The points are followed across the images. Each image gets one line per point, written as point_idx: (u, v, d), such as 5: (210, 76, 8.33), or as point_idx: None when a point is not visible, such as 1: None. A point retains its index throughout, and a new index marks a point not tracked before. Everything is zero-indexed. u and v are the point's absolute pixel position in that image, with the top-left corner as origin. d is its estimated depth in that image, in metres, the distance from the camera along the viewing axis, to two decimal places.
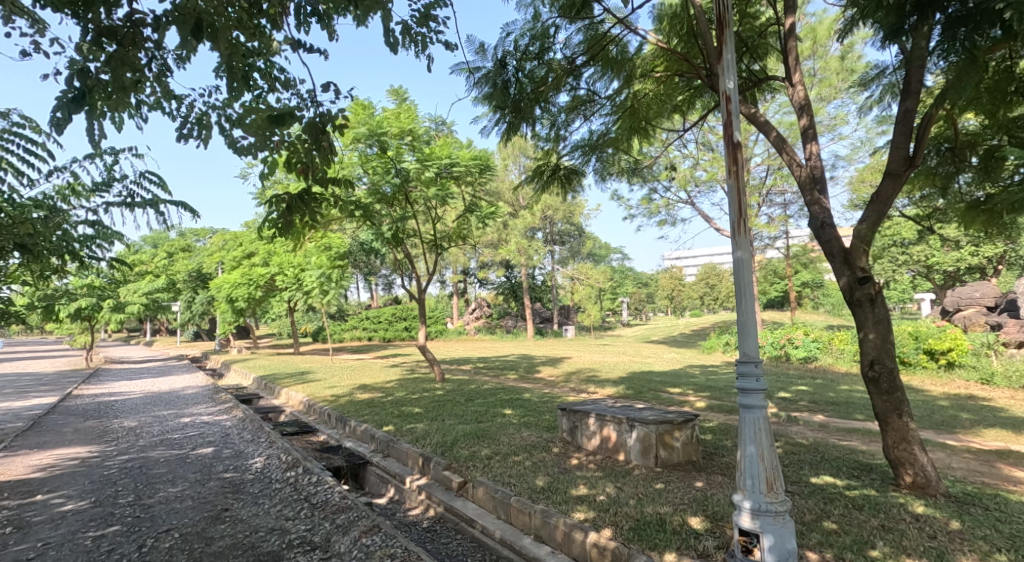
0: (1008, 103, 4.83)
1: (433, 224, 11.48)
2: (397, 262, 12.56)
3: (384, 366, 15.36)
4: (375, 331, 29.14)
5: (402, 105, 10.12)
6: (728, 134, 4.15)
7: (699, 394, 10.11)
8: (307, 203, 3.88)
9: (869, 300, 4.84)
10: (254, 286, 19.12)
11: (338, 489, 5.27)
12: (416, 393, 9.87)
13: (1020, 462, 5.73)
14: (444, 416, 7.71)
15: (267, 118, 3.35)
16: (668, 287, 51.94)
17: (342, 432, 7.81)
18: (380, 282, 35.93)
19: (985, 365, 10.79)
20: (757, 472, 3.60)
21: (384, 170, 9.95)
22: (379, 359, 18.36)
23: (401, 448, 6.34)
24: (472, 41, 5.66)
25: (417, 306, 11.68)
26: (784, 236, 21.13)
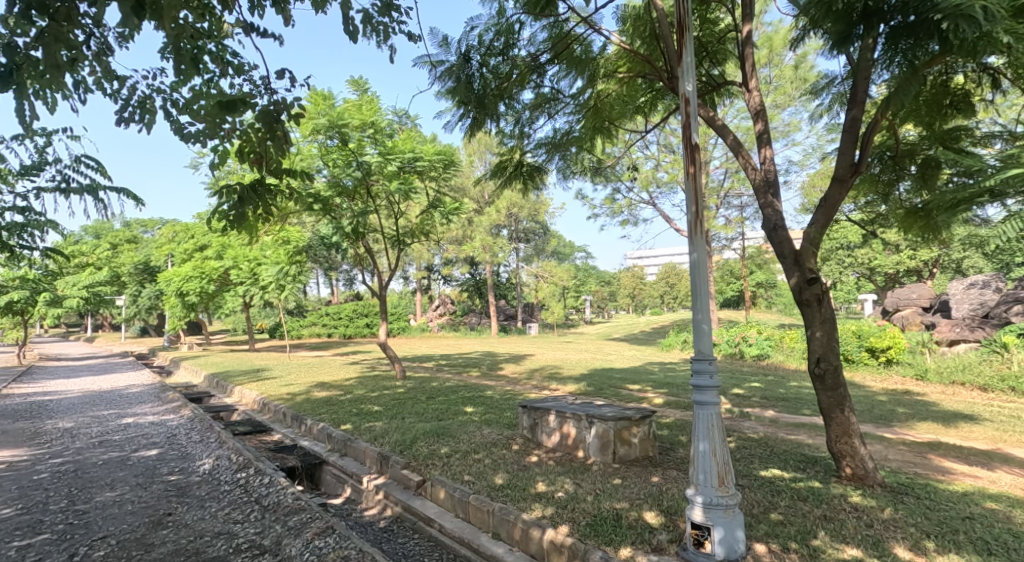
0: (944, 115, 5.13)
1: (395, 220, 11.36)
2: (358, 257, 12.39)
3: (343, 364, 15.14)
4: (334, 328, 28.59)
5: (364, 96, 9.96)
6: (687, 135, 4.28)
7: (657, 391, 10.33)
8: (260, 194, 3.79)
9: (817, 300, 5.03)
10: (207, 280, 18.59)
11: (290, 491, 5.18)
12: (375, 391, 9.77)
13: (950, 453, 6.07)
14: (404, 414, 7.67)
15: (217, 104, 3.24)
16: (630, 287, 52.65)
17: (298, 431, 7.69)
18: (341, 279, 35.38)
19: (921, 362, 11.37)
20: (709, 467, 3.73)
21: (345, 163, 9.81)
22: (337, 356, 18.03)
23: (358, 447, 6.28)
24: (435, 34, 5.64)
25: (377, 302, 11.41)
26: (740, 237, 21.76)
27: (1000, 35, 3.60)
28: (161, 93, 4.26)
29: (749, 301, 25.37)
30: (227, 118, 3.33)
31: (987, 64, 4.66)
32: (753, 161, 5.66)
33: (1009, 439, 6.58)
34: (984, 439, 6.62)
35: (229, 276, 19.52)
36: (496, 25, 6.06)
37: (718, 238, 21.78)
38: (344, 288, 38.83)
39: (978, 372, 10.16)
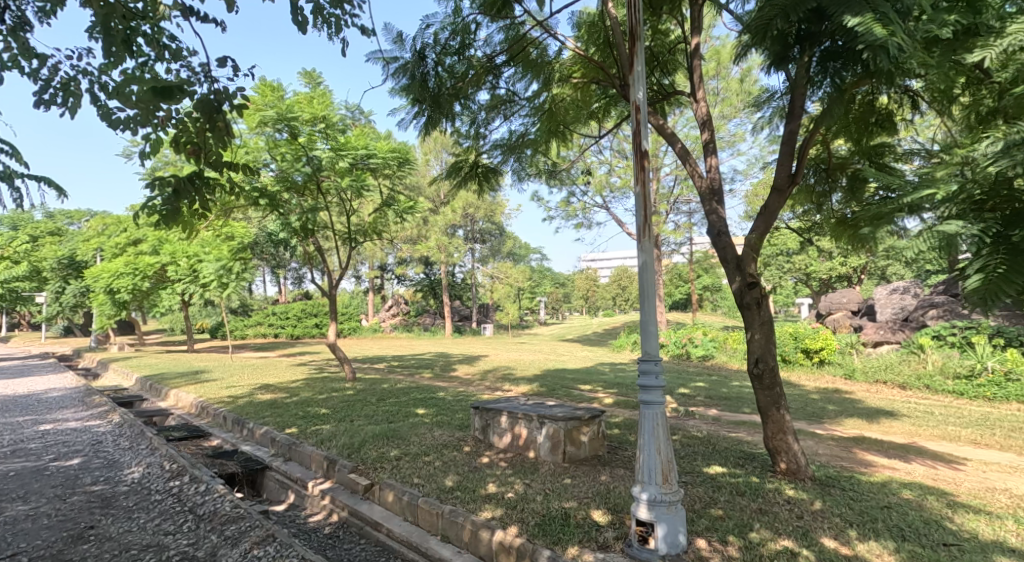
0: (870, 132, 5.53)
1: (346, 217, 11.20)
2: (308, 255, 12.16)
3: (289, 366, 14.82)
4: (282, 328, 27.92)
5: (316, 89, 9.81)
6: (638, 142, 4.47)
7: (607, 391, 10.60)
8: (197, 186, 3.73)
9: (756, 303, 5.32)
10: (141, 277, 17.81)
11: (228, 499, 5.10)
12: (323, 394, 9.65)
13: (872, 447, 6.52)
14: (353, 417, 7.62)
15: (151, 90, 3.17)
16: (584, 288, 53.30)
17: (239, 435, 7.54)
18: (289, 277, 34.47)
19: (849, 363, 12.06)
20: (654, 464, 3.91)
21: (294, 158, 9.61)
22: (284, 358, 17.65)
23: (304, 451, 6.23)
24: (389, 30, 5.64)
25: (328, 301, 11.23)
26: (688, 242, 22.47)
27: (913, 65, 3.93)
28: (88, 75, 4.21)
29: (696, 303, 26.20)
30: (162, 105, 3.27)
31: (908, 88, 5.05)
32: (699, 169, 5.93)
33: (924, 433, 7.12)
34: (901, 433, 7.15)
35: (166, 273, 18.77)
36: (452, 24, 6.14)
37: (668, 242, 22.39)
38: (292, 287, 37.89)
39: (899, 371, 10.90)
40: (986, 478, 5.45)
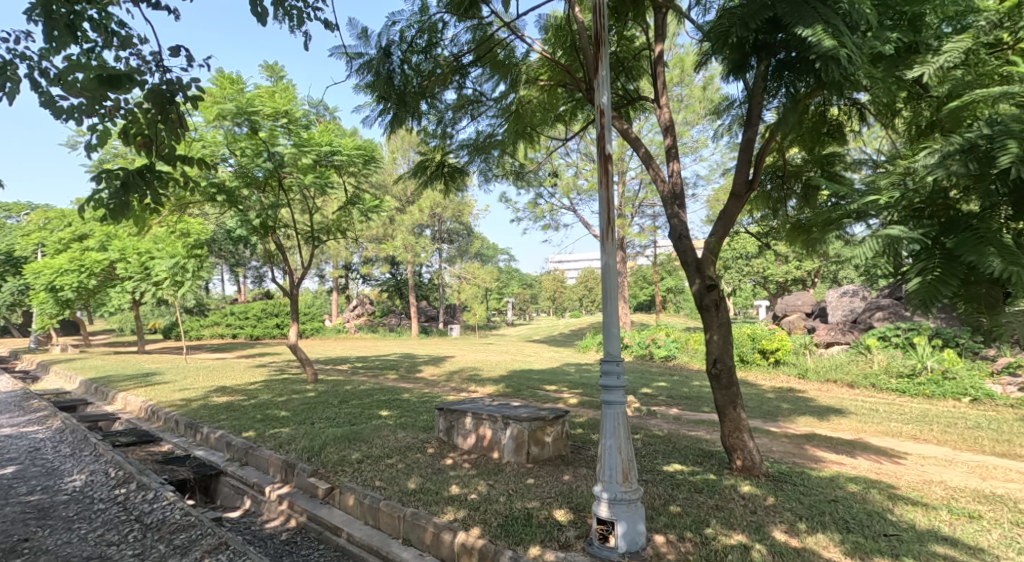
0: (822, 142, 5.77)
1: (309, 215, 11.01)
2: (268, 253, 11.92)
3: (247, 367, 14.49)
4: (241, 328, 27.30)
5: (278, 83, 9.66)
6: (601, 145, 4.56)
7: (572, 391, 10.73)
8: (147, 180, 3.63)
9: (715, 305, 5.49)
10: (87, 274, 17.10)
11: (177, 506, 5.00)
12: (283, 396, 9.48)
13: (822, 443, 6.79)
14: (313, 419, 7.53)
15: (98, 80, 3.12)
16: (551, 289, 53.51)
17: (192, 439, 7.37)
18: (250, 275, 33.66)
19: (802, 363, 12.49)
20: (614, 463, 4.00)
21: (255, 154, 9.38)
22: (242, 359, 17.28)
23: (261, 455, 6.12)
24: (354, 26, 5.59)
25: (289, 301, 11.01)
26: (652, 245, 22.88)
27: (860, 77, 4.10)
28: (28, 61, 4.04)
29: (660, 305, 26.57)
30: (110, 94, 3.22)
31: (857, 100, 5.29)
32: (662, 174, 6.07)
33: (870, 430, 7.44)
34: (850, 430, 7.44)
35: (115, 270, 18.09)
36: (419, 22, 6.14)
37: (633, 245, 22.70)
38: (252, 285, 36.99)
39: (848, 370, 11.33)
40: (925, 471, 5.75)
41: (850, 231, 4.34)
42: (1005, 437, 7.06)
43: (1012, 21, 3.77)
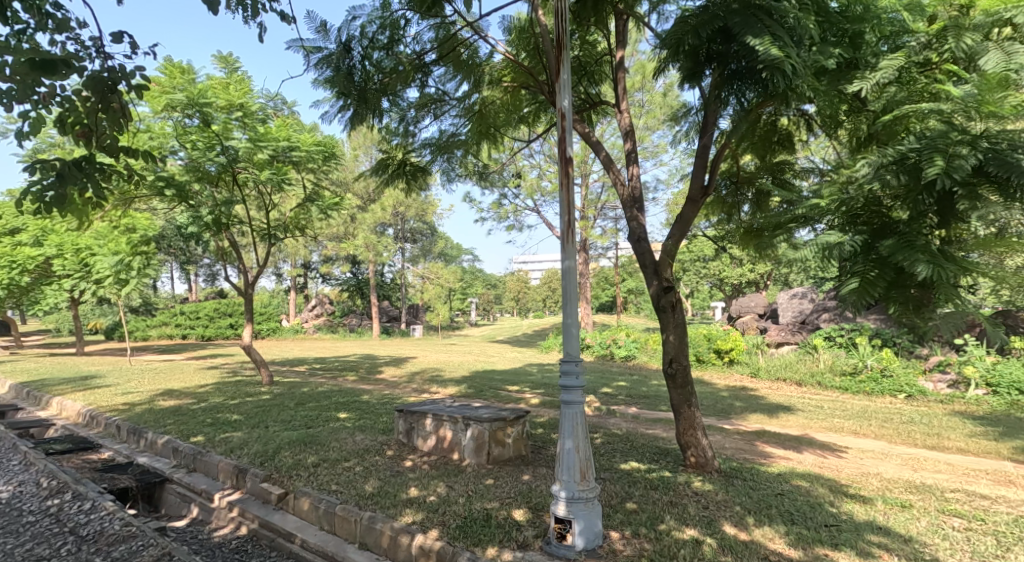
0: (773, 150, 5.99)
1: (265, 212, 10.76)
2: (222, 251, 11.59)
3: (198, 369, 14.05)
4: (192, 328, 26.49)
5: (232, 75, 9.44)
6: (562, 148, 4.64)
7: (534, 392, 10.82)
8: (86, 171, 3.51)
9: (671, 306, 5.64)
10: (20, 271, 16.20)
11: (117, 517, 4.86)
12: (236, 399, 9.26)
13: (772, 439, 7.06)
14: (267, 423, 7.39)
15: (31, 65, 3.00)
16: (515, 290, 53.44)
17: (135, 446, 7.12)
18: (202, 273, 32.59)
19: (754, 362, 12.91)
20: (573, 463, 4.08)
21: (207, 147, 9.12)
22: (192, 361, 16.73)
23: (210, 461, 5.96)
24: (313, 19, 5.52)
25: (243, 300, 10.74)
26: (614, 247, 23.23)
27: (805, 89, 4.29)
28: None
29: (620, 305, 27.03)
30: (43, 79, 3.11)
31: (806, 111, 5.51)
32: (621, 177, 6.20)
33: (816, 426, 7.77)
34: (797, 426, 7.76)
35: (52, 267, 17.21)
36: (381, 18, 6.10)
37: (596, 246, 23.00)
38: (205, 284, 35.84)
39: (797, 369, 11.79)
40: (863, 464, 6.06)
41: (799, 235, 4.54)
42: (937, 430, 7.50)
43: (940, 41, 3.99)
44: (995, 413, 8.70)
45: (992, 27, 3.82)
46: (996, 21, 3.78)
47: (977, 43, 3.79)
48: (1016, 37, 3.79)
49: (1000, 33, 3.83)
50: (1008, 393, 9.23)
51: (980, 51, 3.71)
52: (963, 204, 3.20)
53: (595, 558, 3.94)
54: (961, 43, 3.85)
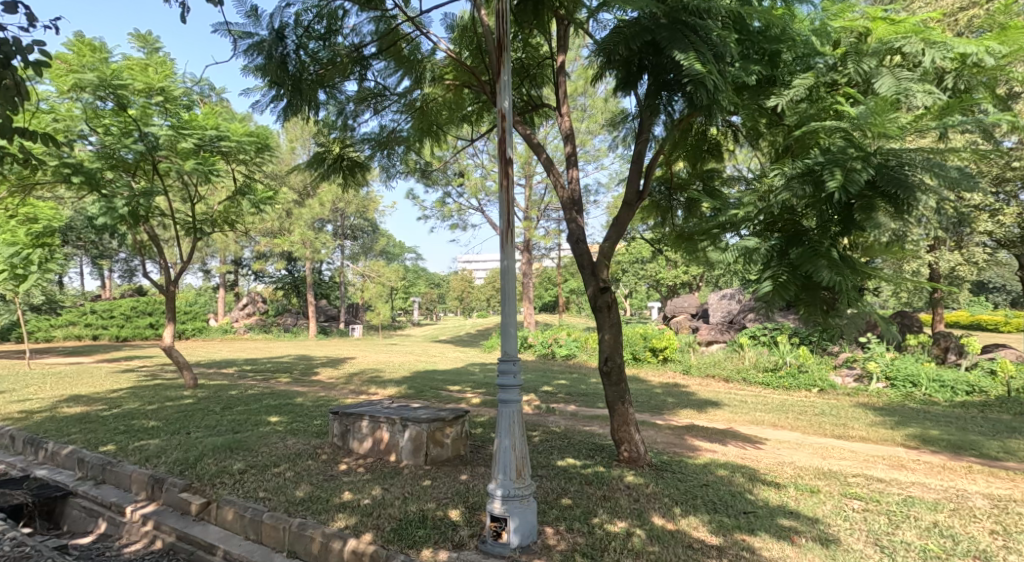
0: (703, 158, 6.25)
1: (190, 204, 10.26)
2: (140, 245, 10.95)
3: (111, 373, 13.22)
4: (105, 328, 24.93)
5: (151, 55, 8.96)
6: (502, 149, 4.70)
7: (476, 391, 10.87)
8: None
9: (607, 306, 5.80)
10: None
11: (9, 537, 4.55)
12: (154, 404, 8.81)
13: (700, 433, 7.38)
14: (188, 429, 7.07)
15: None
16: (459, 289, 52.92)
17: (34, 458, 6.64)
18: (120, 268, 30.67)
19: (686, 360, 13.42)
20: (508, 461, 4.14)
21: (122, 133, 8.65)
22: (105, 364, 15.70)
23: (121, 471, 5.63)
24: (243, 3, 5.36)
25: (165, 298, 10.20)
26: (557, 248, 23.54)
27: (727, 102, 4.54)
28: None
29: (563, 305, 27.44)
30: None
31: (733, 122, 5.78)
32: (561, 180, 6.31)
33: (739, 419, 8.18)
34: (722, 420, 8.16)
35: None
36: (318, 8, 6.02)
37: (539, 247, 23.23)
38: (123, 280, 33.75)
39: (724, 366, 12.39)
40: (780, 454, 6.44)
41: (723, 239, 4.77)
42: (844, 421, 8.07)
43: (843, 65, 4.39)
44: (893, 404, 9.47)
45: (885, 53, 4.25)
46: (888, 49, 4.20)
47: (873, 68, 4.19)
48: (904, 65, 4.23)
49: (891, 60, 4.27)
50: (903, 386, 10.14)
51: (875, 74, 4.11)
52: (860, 215, 3.54)
53: (530, 554, 4.02)
54: (860, 67, 4.27)
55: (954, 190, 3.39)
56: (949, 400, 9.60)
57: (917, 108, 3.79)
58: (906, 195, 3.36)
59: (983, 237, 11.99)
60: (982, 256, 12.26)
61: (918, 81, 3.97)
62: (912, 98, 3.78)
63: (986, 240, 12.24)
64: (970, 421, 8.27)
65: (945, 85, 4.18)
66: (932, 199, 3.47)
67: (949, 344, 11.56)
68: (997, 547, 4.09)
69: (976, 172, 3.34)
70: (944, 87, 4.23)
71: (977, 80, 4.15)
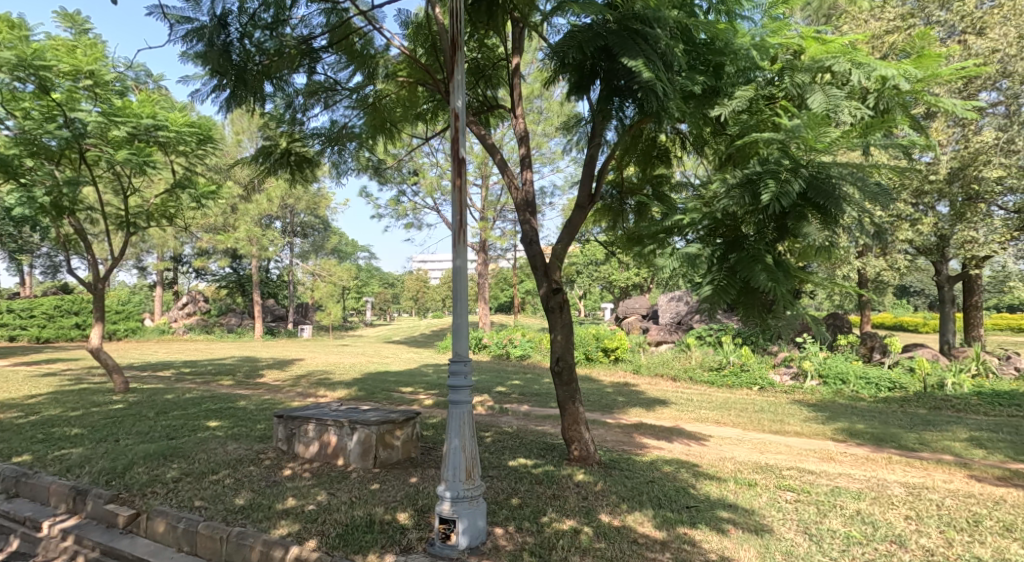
0: (652, 164, 6.36)
1: (123, 197, 9.74)
2: (66, 240, 10.34)
3: (30, 377, 12.41)
4: (24, 328, 23.37)
5: (80, 36, 8.52)
6: (454, 148, 4.65)
7: (428, 392, 10.80)
8: None
9: (559, 307, 5.83)
10: None
11: None
12: (77, 410, 8.33)
13: (648, 431, 7.53)
14: (117, 436, 6.72)
15: None
16: (414, 288, 52.23)
17: None
18: (47, 263, 28.91)
19: (637, 359, 13.66)
20: (458, 462, 4.11)
21: (45, 118, 8.17)
22: (24, 367, 14.72)
23: (37, 484, 5.30)
24: None
25: (93, 297, 9.65)
26: (514, 249, 23.60)
27: (676, 110, 4.65)
28: None
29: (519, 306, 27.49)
30: None
31: (681, 130, 5.91)
32: (515, 181, 6.32)
33: (685, 417, 8.39)
34: (670, 418, 8.35)
35: None
36: None
37: (495, 247, 23.19)
38: (46, 276, 31.75)
39: (672, 366, 12.69)
40: (722, 449, 6.65)
41: (670, 243, 4.88)
42: (782, 417, 8.39)
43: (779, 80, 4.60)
44: (825, 400, 9.92)
45: (816, 71, 4.55)
46: (820, 67, 4.52)
47: (806, 83, 4.41)
48: (834, 83, 4.51)
49: (822, 78, 4.53)
50: (834, 383, 10.64)
51: (809, 90, 4.35)
52: (792, 223, 3.75)
53: (479, 555, 4.01)
54: (794, 82, 4.54)
55: (874, 203, 3.64)
56: (873, 396, 10.16)
57: (845, 124, 4.03)
58: (833, 206, 3.55)
59: (905, 244, 12.73)
60: (903, 262, 12.93)
61: (846, 98, 4.22)
62: (840, 114, 4.00)
63: (907, 247, 13.00)
64: (891, 415, 8.76)
65: (869, 105, 4.44)
66: (855, 211, 3.72)
67: (874, 344, 12.22)
68: (911, 532, 4.35)
69: (893, 187, 3.61)
70: (869, 107, 4.51)
71: (897, 102, 4.45)
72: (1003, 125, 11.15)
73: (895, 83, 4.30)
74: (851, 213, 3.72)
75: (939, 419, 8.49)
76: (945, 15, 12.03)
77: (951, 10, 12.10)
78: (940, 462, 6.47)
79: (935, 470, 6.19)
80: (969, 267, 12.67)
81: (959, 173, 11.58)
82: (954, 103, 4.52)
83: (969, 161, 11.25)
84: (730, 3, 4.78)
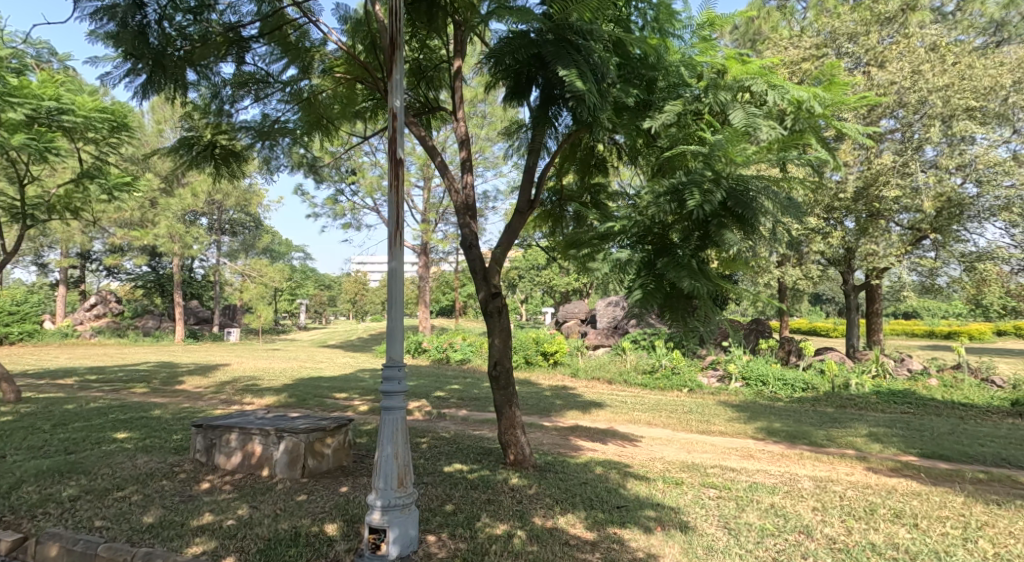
0: (591, 172, 6.38)
1: (20, 185, 8.90)
2: None
3: None
4: None
5: None
6: (392, 148, 4.47)
7: (363, 398, 10.48)
8: None
9: (498, 311, 5.73)
10: None
11: None
12: None
13: (584, 433, 7.56)
14: (7, 452, 6.11)
15: None
16: (352, 291, 50.80)
17: None
18: None
19: (575, 363, 13.80)
20: (390, 470, 3.91)
21: None
22: None
23: None
24: None
25: None
26: (455, 252, 23.44)
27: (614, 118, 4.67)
28: None
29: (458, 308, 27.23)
30: None
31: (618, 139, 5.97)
32: (455, 183, 6.17)
33: (619, 419, 8.50)
34: (604, 420, 8.43)
35: None
36: None
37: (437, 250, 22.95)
38: None
39: (609, 369, 12.87)
40: (653, 450, 6.76)
41: (605, 249, 4.89)
42: (709, 418, 8.63)
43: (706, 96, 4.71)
44: (747, 401, 10.30)
45: (737, 90, 4.69)
46: (740, 86, 4.63)
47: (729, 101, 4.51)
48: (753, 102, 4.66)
49: (743, 97, 4.67)
50: (756, 384, 11.07)
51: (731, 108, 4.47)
52: (714, 231, 3.81)
53: None
54: (718, 99, 4.68)
55: (788, 216, 3.77)
56: (790, 396, 10.64)
57: (763, 141, 4.16)
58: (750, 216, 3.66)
59: (819, 255, 13.49)
60: (817, 271, 13.62)
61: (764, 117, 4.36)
62: (759, 131, 4.14)
63: (821, 258, 13.75)
64: (803, 414, 9.19)
65: (786, 126, 4.61)
66: (771, 223, 3.84)
67: (791, 347, 12.86)
68: (818, 522, 4.51)
69: (803, 201, 3.78)
70: (785, 128, 4.67)
71: (810, 124, 4.62)
72: (900, 150, 11.96)
73: (808, 107, 4.47)
74: (767, 224, 3.84)
75: (845, 417, 8.98)
76: (852, 48, 12.77)
77: (856, 44, 12.80)
78: (843, 456, 6.82)
79: (840, 464, 6.50)
80: (872, 277, 13.60)
81: (863, 192, 12.41)
82: (857, 130, 4.76)
83: (871, 181, 11.99)
84: (662, 20, 4.83)
